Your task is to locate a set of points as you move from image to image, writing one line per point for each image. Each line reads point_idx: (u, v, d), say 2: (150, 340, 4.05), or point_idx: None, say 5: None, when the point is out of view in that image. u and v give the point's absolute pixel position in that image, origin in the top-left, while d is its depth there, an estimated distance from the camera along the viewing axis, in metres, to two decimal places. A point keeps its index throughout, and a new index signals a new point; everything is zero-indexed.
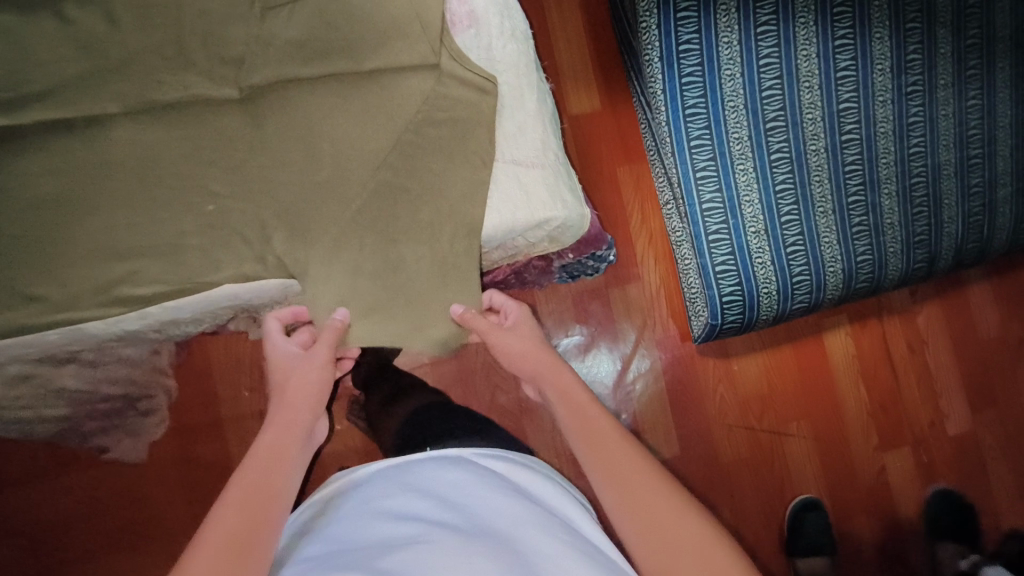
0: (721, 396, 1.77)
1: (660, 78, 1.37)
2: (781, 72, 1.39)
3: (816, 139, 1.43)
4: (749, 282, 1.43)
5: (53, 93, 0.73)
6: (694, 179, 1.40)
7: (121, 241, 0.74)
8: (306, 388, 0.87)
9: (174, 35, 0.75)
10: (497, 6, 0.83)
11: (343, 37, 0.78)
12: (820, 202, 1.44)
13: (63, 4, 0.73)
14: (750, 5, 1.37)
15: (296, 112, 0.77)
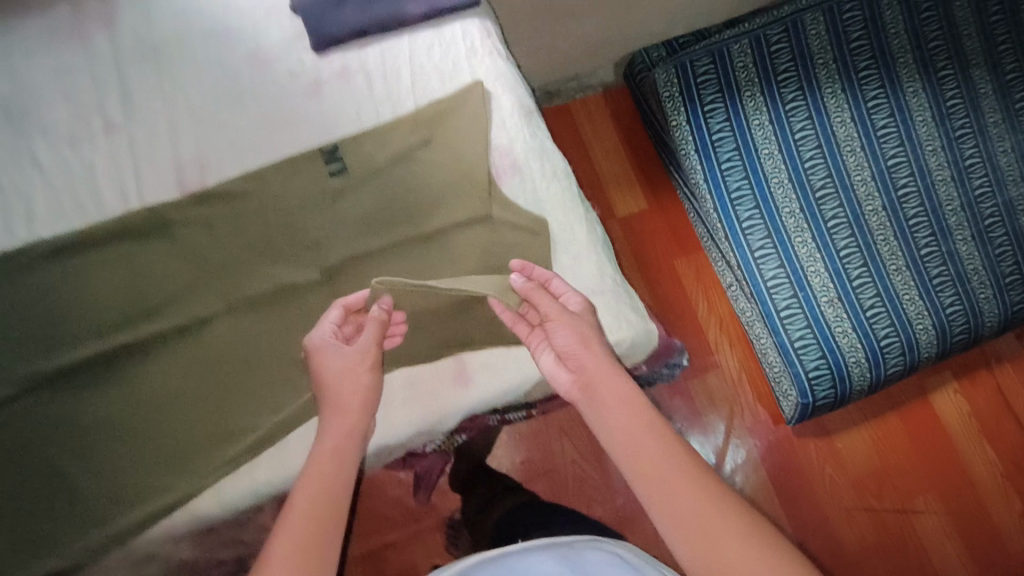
0: (830, 479, 1.65)
1: (700, 170, 1.42)
2: (819, 142, 1.41)
3: (872, 199, 1.41)
4: (835, 352, 1.37)
5: (164, 305, 0.81)
6: (753, 259, 1.40)
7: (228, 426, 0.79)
8: (353, 391, 0.75)
9: (264, 233, 0.84)
10: (535, 150, 0.90)
11: (407, 205, 0.86)
12: (891, 260, 1.40)
13: (171, 225, 0.83)
14: (774, 87, 1.42)
15: (369, 278, 0.85)
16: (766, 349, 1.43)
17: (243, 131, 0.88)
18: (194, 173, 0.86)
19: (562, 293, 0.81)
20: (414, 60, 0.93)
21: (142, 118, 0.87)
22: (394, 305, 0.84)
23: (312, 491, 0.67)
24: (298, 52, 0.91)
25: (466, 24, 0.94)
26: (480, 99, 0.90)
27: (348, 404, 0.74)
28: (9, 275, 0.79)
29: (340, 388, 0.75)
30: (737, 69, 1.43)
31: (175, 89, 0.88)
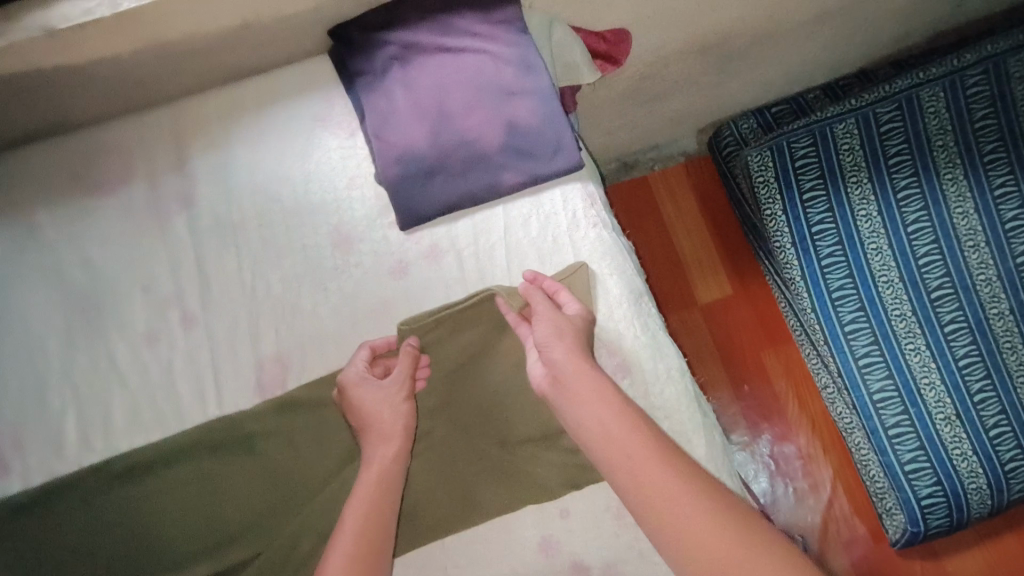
0: None
1: (796, 266, 1.16)
2: (936, 235, 1.11)
3: (998, 301, 1.09)
4: (952, 478, 1.10)
5: (241, 532, 0.75)
6: (857, 370, 1.12)
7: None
8: (392, 423, 0.74)
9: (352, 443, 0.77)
10: (647, 345, 0.80)
11: (507, 412, 0.80)
12: (1020, 372, 1.08)
13: (252, 437, 0.76)
14: (884, 167, 1.14)
15: (458, 467, 0.79)
16: (868, 465, 1.18)
17: (325, 321, 0.81)
18: (274, 371, 0.79)
19: (566, 302, 0.77)
20: (508, 235, 0.83)
21: (220, 309, 0.81)
22: (488, 512, 0.77)
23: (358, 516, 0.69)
24: (381, 229, 0.83)
25: (567, 189, 0.84)
26: (583, 284, 0.81)
27: (388, 436, 0.74)
28: (86, 497, 0.75)
29: (378, 422, 0.74)
30: (841, 151, 1.15)
31: (253, 273, 0.81)
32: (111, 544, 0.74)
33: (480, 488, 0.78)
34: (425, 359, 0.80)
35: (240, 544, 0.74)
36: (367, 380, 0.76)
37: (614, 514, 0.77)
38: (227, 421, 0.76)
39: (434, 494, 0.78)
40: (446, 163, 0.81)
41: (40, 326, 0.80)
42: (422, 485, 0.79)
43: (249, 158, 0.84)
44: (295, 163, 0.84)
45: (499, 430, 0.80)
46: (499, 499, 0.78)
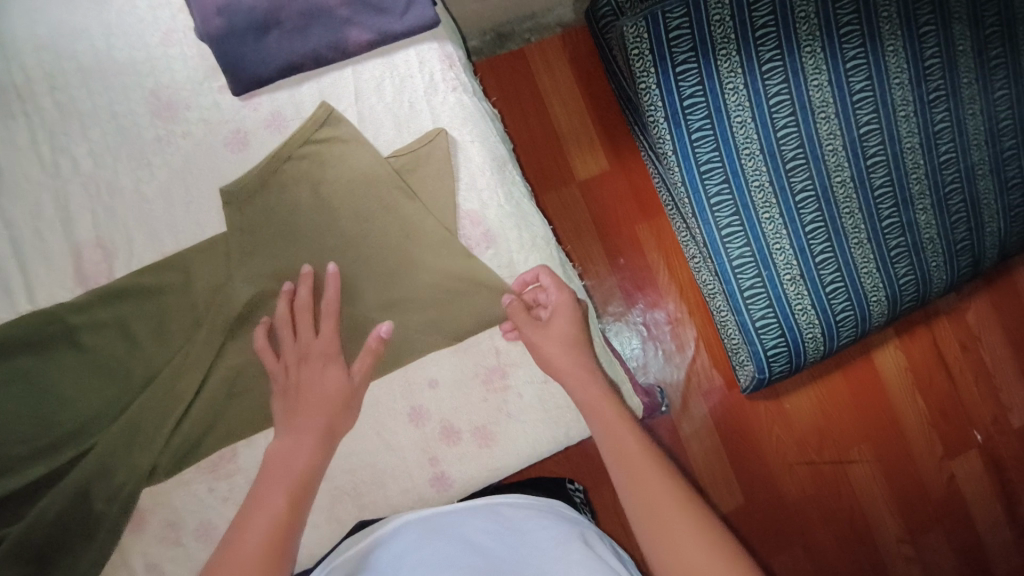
0: (775, 438, 1.42)
1: (669, 140, 1.15)
2: (794, 107, 1.15)
3: (841, 169, 1.18)
4: (794, 330, 1.21)
5: (73, 433, 0.69)
6: (719, 237, 1.18)
7: (158, 558, 0.71)
8: (328, 388, 0.71)
9: (193, 329, 0.71)
10: (513, 216, 0.79)
11: (357, 284, 0.74)
12: (853, 234, 1.20)
13: (77, 331, 0.69)
14: (751, 38, 1.14)
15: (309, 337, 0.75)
16: (726, 324, 1.28)
17: (152, 199, 0.72)
18: (96, 260, 0.70)
19: (551, 292, 0.77)
20: (361, 101, 0.76)
21: (16, 192, 0.69)
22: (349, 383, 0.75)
23: (285, 473, 0.68)
24: (211, 93, 0.73)
25: (423, 49, 0.78)
26: (443, 153, 0.76)
27: (320, 405, 0.71)
28: None
29: (314, 386, 0.71)
30: (713, 21, 1.12)
31: (51, 148, 0.70)
32: None
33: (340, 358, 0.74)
34: (254, 224, 0.72)
35: (76, 446, 0.69)
36: (298, 354, 0.72)
37: (483, 383, 0.78)
38: (44, 314, 0.68)
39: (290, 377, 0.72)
40: (282, 16, 0.71)
41: None
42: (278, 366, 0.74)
43: (27, 6, 0.69)
44: (90, 14, 0.70)
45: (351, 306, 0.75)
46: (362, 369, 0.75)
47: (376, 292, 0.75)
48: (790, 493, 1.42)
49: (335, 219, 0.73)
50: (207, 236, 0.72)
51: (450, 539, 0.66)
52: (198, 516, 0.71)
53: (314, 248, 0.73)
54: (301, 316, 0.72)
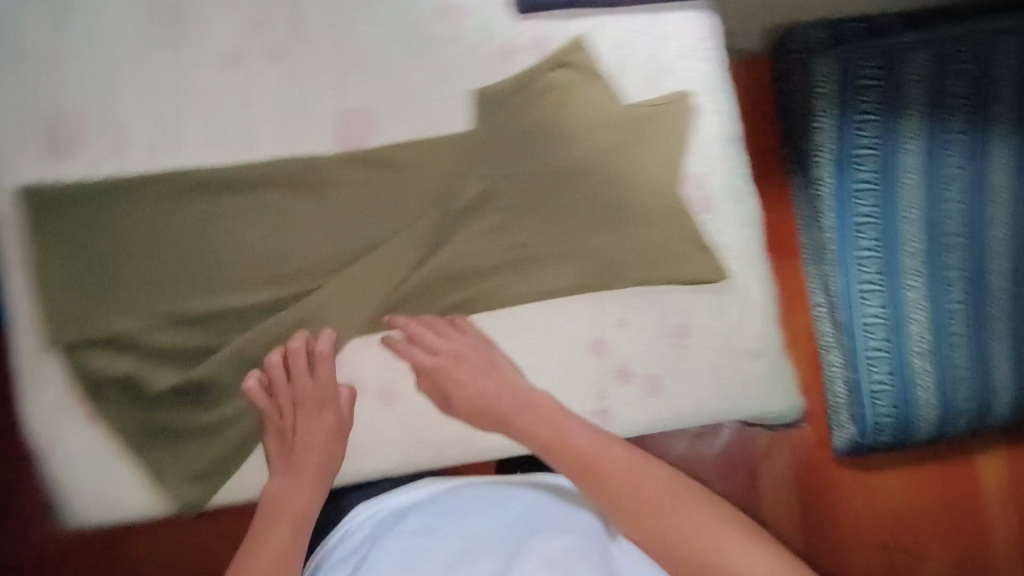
0: (852, 514, 1.14)
1: (828, 184, 0.97)
2: (974, 172, 0.93)
3: (1009, 252, 0.94)
4: (911, 411, 0.98)
5: (298, 270, 0.76)
6: (856, 297, 0.97)
7: (344, 405, 0.76)
8: (326, 420, 0.75)
9: (424, 211, 0.77)
10: (733, 188, 0.81)
11: (571, 200, 0.79)
12: (1003, 326, 0.96)
13: (329, 184, 0.76)
14: (941, 87, 0.94)
15: (511, 247, 0.79)
16: (833, 379, 1.05)
17: (420, 87, 0.78)
18: (358, 127, 0.77)
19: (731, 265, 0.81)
20: (621, 47, 0.81)
21: (308, 51, 0.76)
22: (540, 295, 0.79)
23: (287, 511, 0.71)
24: (493, 5, 0.79)
25: (689, 14, 0.81)
26: (686, 114, 0.80)
27: (310, 444, 0.75)
28: (150, 201, 0.74)
29: (305, 424, 0.75)
30: (910, 72, 0.95)
31: (347, 19, 0.77)
32: (168, 254, 0.74)
33: (543, 270, 0.79)
34: (500, 131, 0.79)
35: (300, 281, 0.76)
36: (292, 398, 0.76)
37: (666, 336, 0.80)
38: (309, 161, 0.76)
39: (490, 263, 0.78)
40: None
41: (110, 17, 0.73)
42: (478, 256, 0.78)
43: None
44: None
45: (561, 224, 0.79)
46: (561, 285, 0.79)
47: (593, 218, 0.79)
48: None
49: (566, 138, 0.79)
50: (458, 132, 0.78)
51: (508, 511, 0.70)
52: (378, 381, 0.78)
53: (549, 165, 0.79)
54: (294, 371, 0.75)
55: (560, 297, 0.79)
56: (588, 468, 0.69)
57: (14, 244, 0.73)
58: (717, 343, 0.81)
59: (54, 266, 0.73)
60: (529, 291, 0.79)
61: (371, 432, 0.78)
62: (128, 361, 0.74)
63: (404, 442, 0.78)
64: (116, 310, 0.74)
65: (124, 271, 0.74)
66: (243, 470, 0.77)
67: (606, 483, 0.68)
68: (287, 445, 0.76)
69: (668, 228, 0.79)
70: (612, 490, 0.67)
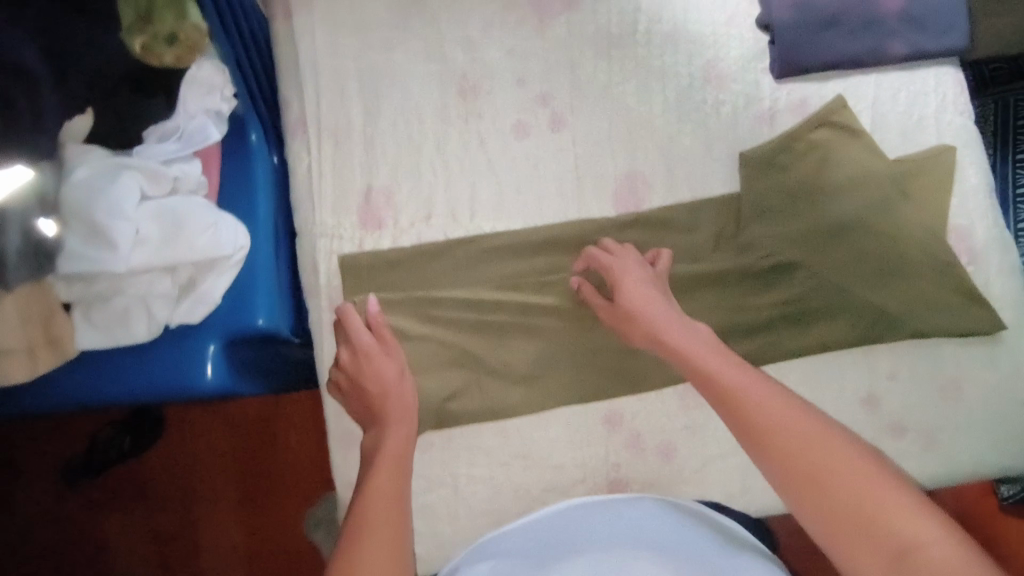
0: None
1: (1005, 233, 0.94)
2: None
3: None
4: None
5: (584, 328, 0.79)
6: None
7: (625, 460, 0.78)
8: (386, 369, 0.69)
9: (699, 267, 0.80)
10: (996, 240, 0.82)
11: (840, 252, 0.80)
12: None
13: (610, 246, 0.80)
14: None
15: (782, 302, 0.80)
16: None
17: (690, 149, 0.82)
18: (634, 188, 0.81)
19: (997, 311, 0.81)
20: (877, 106, 0.84)
21: (589, 120, 0.82)
22: (814, 348, 0.79)
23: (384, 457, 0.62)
24: (755, 72, 0.83)
25: (941, 73, 0.84)
26: (949, 167, 0.82)
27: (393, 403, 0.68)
28: (449, 266, 0.79)
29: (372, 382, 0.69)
30: None
31: (622, 90, 0.83)
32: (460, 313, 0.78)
33: (814, 324, 0.80)
34: (766, 187, 0.81)
35: (590, 340, 0.79)
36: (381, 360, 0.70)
37: (940, 388, 0.80)
38: (592, 223, 0.80)
39: (765, 315, 0.79)
40: (844, 18, 0.81)
41: (419, 95, 0.81)
42: (754, 310, 0.80)
43: None
44: None
45: (829, 276, 0.80)
46: (833, 338, 0.79)
47: (862, 271, 0.80)
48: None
49: (830, 193, 0.81)
50: (725, 191, 0.82)
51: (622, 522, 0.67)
52: (659, 436, 0.79)
53: (814, 221, 0.81)
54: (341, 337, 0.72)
55: (833, 351, 0.80)
56: (728, 397, 0.57)
57: (328, 308, 0.77)
58: (992, 394, 0.79)
59: None
60: (802, 344, 0.79)
61: (652, 488, 0.78)
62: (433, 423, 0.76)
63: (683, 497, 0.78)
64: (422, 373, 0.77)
65: (427, 335, 0.77)
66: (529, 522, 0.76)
67: (744, 419, 0.55)
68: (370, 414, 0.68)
69: (939, 278, 0.80)
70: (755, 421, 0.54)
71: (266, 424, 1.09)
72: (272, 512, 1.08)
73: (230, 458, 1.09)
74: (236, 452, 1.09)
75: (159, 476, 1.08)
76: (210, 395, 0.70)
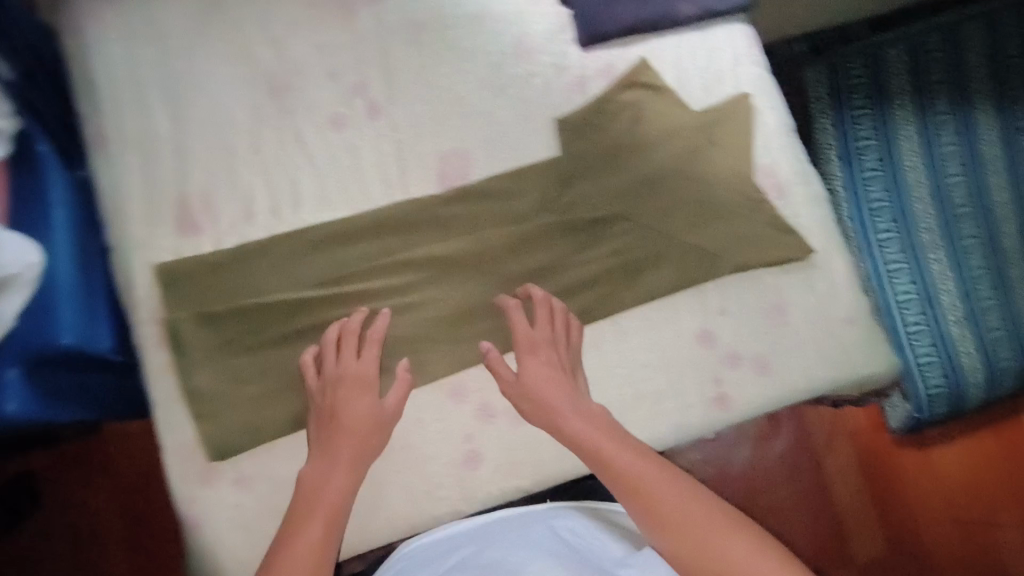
0: (923, 497, 1.23)
1: (841, 179, 1.17)
2: (964, 157, 1.14)
3: (1011, 220, 1.13)
4: (956, 370, 1.11)
5: (426, 305, 0.80)
6: (884, 271, 1.13)
7: (476, 430, 0.77)
8: (366, 407, 0.74)
9: (526, 233, 0.82)
10: (799, 174, 0.88)
11: (660, 202, 0.84)
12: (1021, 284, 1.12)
13: (437, 222, 0.81)
14: (924, 96, 1.16)
15: (609, 255, 0.83)
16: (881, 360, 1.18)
17: (508, 122, 0.85)
18: (457, 166, 0.83)
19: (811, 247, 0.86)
20: (678, 64, 0.88)
21: (406, 105, 0.83)
22: (648, 296, 0.82)
23: (321, 503, 0.68)
24: (561, 44, 0.87)
25: (732, 28, 0.90)
26: (747, 112, 0.88)
27: (354, 429, 0.72)
28: (277, 261, 0.78)
29: (348, 411, 0.73)
30: (890, 74, 1.18)
31: (435, 74, 0.85)
32: (290, 307, 0.77)
33: (644, 272, 0.83)
34: (582, 152, 0.84)
35: (429, 317, 0.80)
36: (353, 376, 0.75)
37: (768, 317, 0.84)
38: (418, 203, 0.81)
39: (595, 271, 0.82)
40: None
41: (228, 98, 0.79)
42: (584, 267, 0.83)
43: None
44: None
45: (649, 226, 0.84)
46: (660, 285, 0.83)
47: (681, 217, 0.85)
48: (1014, 543, 1.20)
49: (643, 149, 0.85)
50: (545, 158, 0.84)
51: (537, 528, 0.73)
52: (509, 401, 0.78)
53: (631, 176, 0.85)
54: (345, 346, 0.76)
55: (665, 296, 0.83)
56: (643, 496, 0.69)
57: (150, 320, 0.74)
58: (815, 316, 0.84)
59: (190, 339, 0.73)
60: (636, 294, 0.82)
61: (508, 455, 0.77)
62: (283, 420, 0.75)
63: (540, 460, 0.77)
64: (265, 374, 0.76)
65: (259, 334, 0.76)
66: (385, 508, 0.75)
67: (649, 499, 0.69)
68: (328, 426, 0.73)
69: (750, 216, 0.85)
70: (670, 527, 0.67)
71: (154, 470, 1.04)
72: (158, 547, 1.03)
73: (118, 512, 1.03)
74: (116, 501, 1.03)
75: (29, 540, 1.00)
76: (17, 425, 0.65)
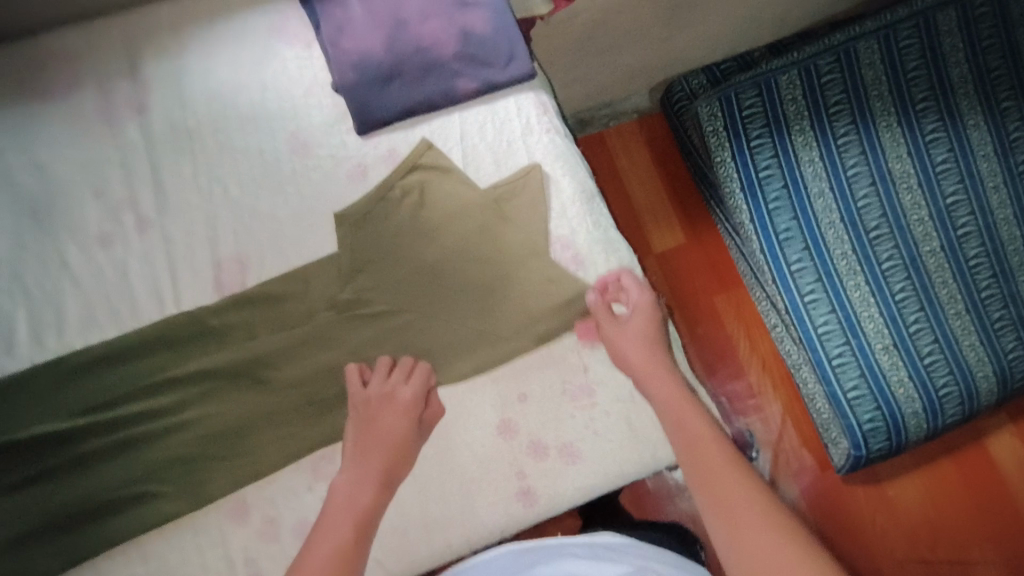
0: (884, 540, 1.09)
1: (746, 214, 1.01)
2: (875, 176, 1.00)
3: (930, 238, 0.99)
4: (892, 404, 0.98)
5: (200, 421, 0.76)
6: (802, 308, 0.99)
7: (258, 553, 0.73)
8: (394, 428, 0.75)
9: (306, 334, 0.78)
10: (601, 241, 0.84)
11: (451, 286, 0.80)
12: (951, 305, 0.98)
13: (210, 333, 0.78)
14: (822, 114, 1.01)
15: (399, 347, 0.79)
16: (814, 399, 1.04)
17: (286, 219, 0.82)
18: (233, 271, 0.80)
19: (631, 292, 0.82)
20: (466, 140, 0.85)
21: (177, 214, 0.81)
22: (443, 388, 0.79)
23: (349, 511, 0.70)
24: (339, 133, 0.85)
25: (520, 98, 0.87)
26: (538, 183, 0.84)
27: (387, 440, 0.74)
28: (38, 390, 0.75)
29: (379, 423, 0.75)
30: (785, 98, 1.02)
31: (209, 178, 0.83)
32: (49, 442, 0.74)
33: (437, 363, 0.79)
34: (365, 242, 0.81)
35: (203, 434, 0.76)
36: (383, 394, 0.75)
37: (571, 400, 0.80)
38: (188, 316, 0.78)
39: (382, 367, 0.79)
40: (403, 69, 0.83)
41: None
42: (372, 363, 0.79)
43: (204, 66, 0.85)
44: (249, 74, 0.85)
45: (439, 313, 0.80)
46: (453, 374, 0.79)
47: (472, 300, 0.80)
48: None
49: (430, 232, 0.82)
50: (326, 253, 0.81)
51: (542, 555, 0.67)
52: (294, 516, 0.74)
53: (418, 261, 0.81)
54: (395, 371, 0.77)
55: (460, 386, 0.79)
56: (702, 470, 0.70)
57: None
58: (624, 394, 0.80)
59: None
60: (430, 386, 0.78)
61: None
62: (46, 562, 0.72)
63: None
64: (25, 514, 0.72)
65: (19, 472, 0.73)
66: None
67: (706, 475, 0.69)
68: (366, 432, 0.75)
69: (548, 291, 0.80)
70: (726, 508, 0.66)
71: None
72: None
73: None
74: None
75: None
76: None
